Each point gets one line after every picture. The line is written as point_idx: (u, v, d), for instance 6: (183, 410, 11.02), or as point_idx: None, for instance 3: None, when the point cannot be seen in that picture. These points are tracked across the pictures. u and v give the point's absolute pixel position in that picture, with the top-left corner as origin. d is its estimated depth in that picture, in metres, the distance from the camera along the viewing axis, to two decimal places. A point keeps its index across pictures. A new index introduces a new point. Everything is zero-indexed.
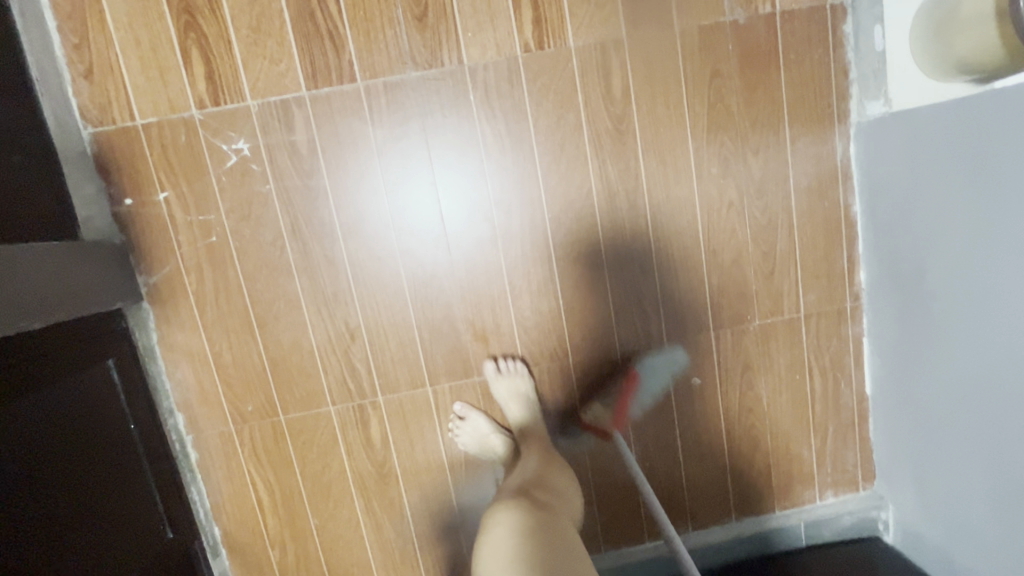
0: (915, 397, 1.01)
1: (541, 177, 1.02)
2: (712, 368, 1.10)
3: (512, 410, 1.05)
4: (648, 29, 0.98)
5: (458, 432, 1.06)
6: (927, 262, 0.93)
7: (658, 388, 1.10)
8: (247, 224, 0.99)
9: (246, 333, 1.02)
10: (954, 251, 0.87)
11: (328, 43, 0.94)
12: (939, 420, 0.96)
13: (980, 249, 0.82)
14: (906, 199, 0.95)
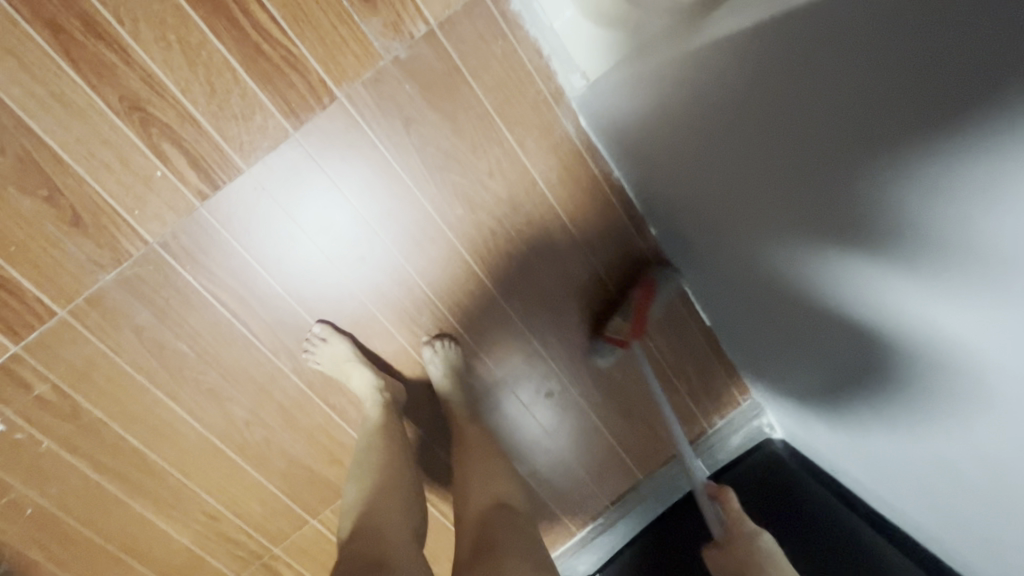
0: (744, 324, 1.02)
1: (298, 302, 0.96)
2: (556, 373, 1.11)
3: (445, 388, 1.03)
4: (315, 111, 0.88)
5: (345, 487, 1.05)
6: (693, 208, 0.91)
7: (513, 414, 1.12)
8: (47, 483, 0.95)
9: (120, 565, 1.03)
10: (712, 199, 0.84)
11: (0, 291, 0.86)
12: (763, 339, 0.99)
13: (732, 197, 0.80)
14: (663, 164, 0.90)
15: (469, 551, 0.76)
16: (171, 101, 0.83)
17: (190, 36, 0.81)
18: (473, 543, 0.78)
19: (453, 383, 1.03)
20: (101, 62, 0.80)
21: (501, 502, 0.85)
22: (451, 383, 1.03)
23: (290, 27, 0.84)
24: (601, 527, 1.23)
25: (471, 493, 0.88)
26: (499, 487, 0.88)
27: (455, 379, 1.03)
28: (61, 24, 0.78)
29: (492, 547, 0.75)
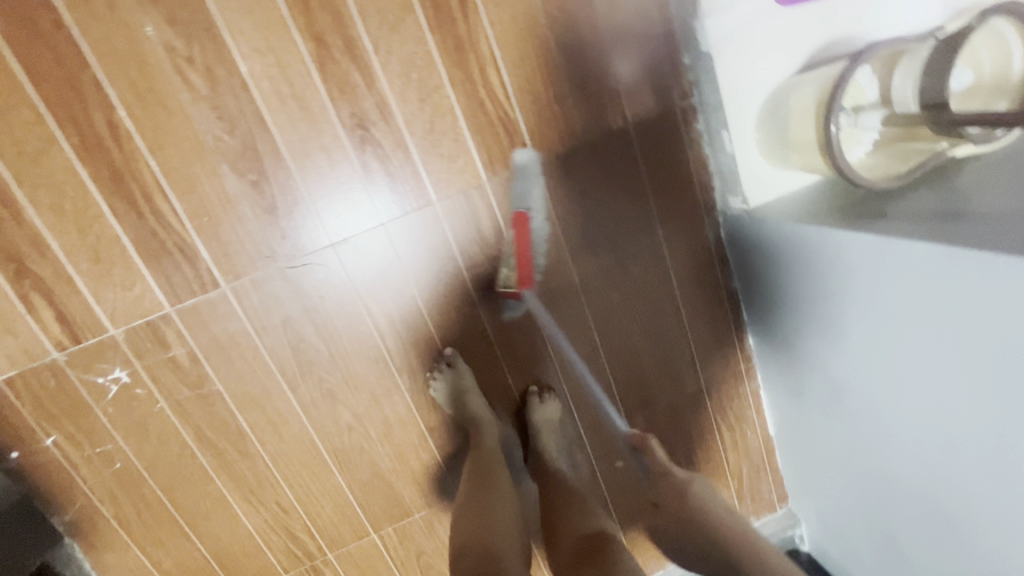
0: (809, 448, 1.12)
1: (435, 330, 1.02)
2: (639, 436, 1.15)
3: (542, 438, 1.05)
4: (508, 168, 0.97)
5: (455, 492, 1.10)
6: (793, 341, 1.03)
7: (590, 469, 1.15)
8: (146, 442, 0.96)
9: (181, 538, 1.02)
10: (817, 340, 0.96)
11: (179, 255, 0.89)
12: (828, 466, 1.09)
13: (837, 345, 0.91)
14: (786, 289, 0.98)
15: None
16: (392, 127, 0.91)
17: (429, 79, 0.90)
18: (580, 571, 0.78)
19: (549, 437, 1.06)
20: (346, 79, 0.87)
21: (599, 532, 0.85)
22: (549, 436, 1.05)
23: (514, 93, 0.94)
24: None
25: (568, 518, 0.89)
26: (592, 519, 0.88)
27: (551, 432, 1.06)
28: (326, 40, 0.86)
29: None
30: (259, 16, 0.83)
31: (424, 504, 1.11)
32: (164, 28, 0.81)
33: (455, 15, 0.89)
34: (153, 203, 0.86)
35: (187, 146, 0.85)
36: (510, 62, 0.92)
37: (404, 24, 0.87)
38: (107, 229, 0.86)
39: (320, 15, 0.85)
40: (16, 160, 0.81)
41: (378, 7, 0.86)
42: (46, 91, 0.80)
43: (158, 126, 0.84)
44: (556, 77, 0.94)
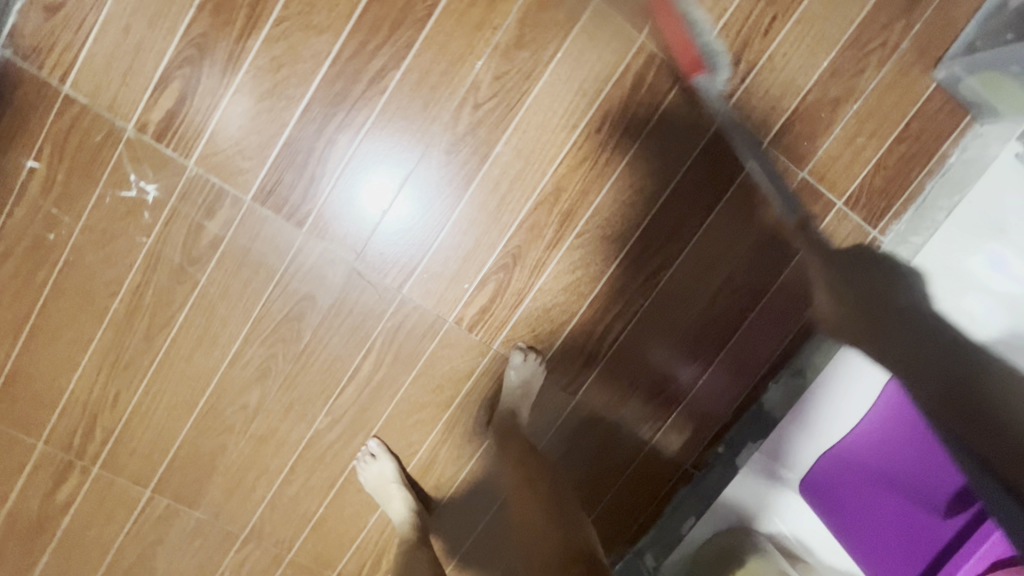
0: None
1: (384, 417, 1.00)
2: None
3: (457, 532, 1.05)
4: (557, 381, 1.03)
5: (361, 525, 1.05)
6: None
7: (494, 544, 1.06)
8: (94, 249, 0.86)
9: (7, 332, 0.88)
10: None
11: (302, 182, 0.88)
12: None
13: None
14: None
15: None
16: (526, 280, 0.96)
17: (583, 285, 0.98)
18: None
19: (447, 540, 1.05)
20: (542, 227, 0.94)
21: (576, 556, 0.78)
22: (441, 546, 1.06)
23: (614, 349, 1.02)
24: None
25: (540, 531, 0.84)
26: (562, 538, 0.82)
27: (448, 546, 1.06)
28: (561, 193, 0.93)
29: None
30: (547, 135, 0.90)
31: (211, 515, 1.01)
32: (488, 72, 0.86)
33: (640, 274, 0.98)
34: (335, 139, 0.86)
35: (405, 138, 0.88)
36: (633, 332, 1.02)
37: (613, 243, 0.96)
38: (287, 112, 0.84)
39: (577, 178, 0.92)
40: (297, 12, 0.81)
41: (610, 217, 0.95)
42: (375, 9, 0.83)
43: (407, 106, 0.87)
44: (645, 371, 1.04)
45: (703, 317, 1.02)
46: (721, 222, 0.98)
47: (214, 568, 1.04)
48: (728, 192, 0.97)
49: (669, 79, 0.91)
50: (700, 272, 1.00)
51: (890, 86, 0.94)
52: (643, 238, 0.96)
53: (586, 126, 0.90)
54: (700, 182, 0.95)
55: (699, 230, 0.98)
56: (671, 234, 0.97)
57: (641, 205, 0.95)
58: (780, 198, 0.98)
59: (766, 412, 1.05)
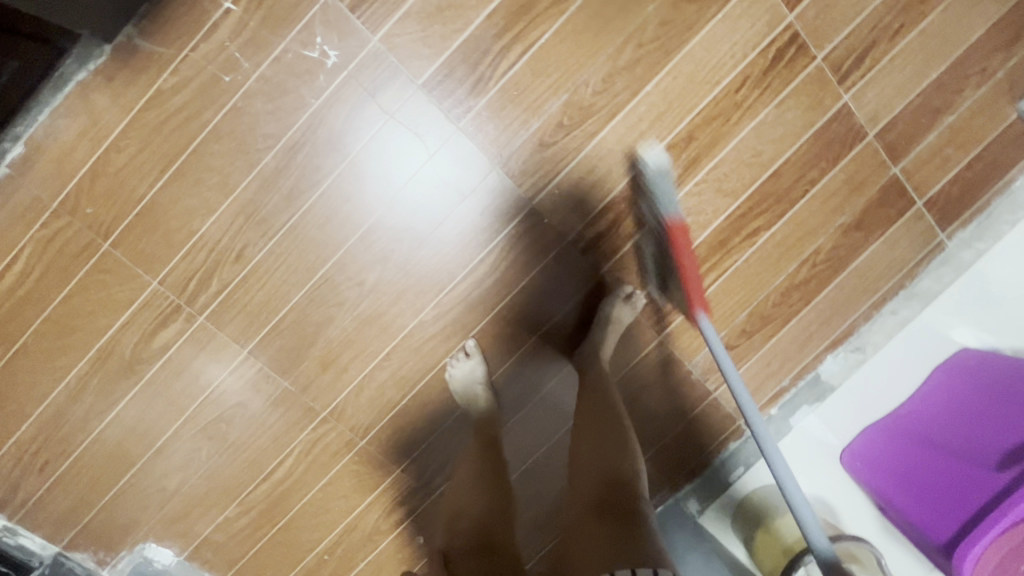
0: None
1: (486, 321, 1.05)
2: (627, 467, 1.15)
3: (527, 444, 1.10)
4: (647, 317, 1.10)
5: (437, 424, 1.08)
6: None
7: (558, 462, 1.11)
8: (263, 100, 0.90)
9: (157, 163, 0.91)
10: None
11: (471, 78, 0.94)
12: None
13: None
14: None
15: (609, 531, 0.73)
16: (643, 216, 1.04)
17: (691, 231, 1.06)
18: (608, 523, 0.75)
19: (517, 449, 1.10)
20: (667, 169, 1.03)
21: (616, 480, 0.82)
22: (511, 453, 1.10)
23: (704, 297, 1.10)
24: None
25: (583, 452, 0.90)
26: (609, 459, 0.86)
27: (516, 455, 1.10)
28: (692, 140, 1.02)
29: (633, 535, 0.72)
30: (692, 85, 0.99)
31: (299, 387, 1.03)
32: (655, 17, 0.96)
33: (741, 231, 1.08)
34: (511, 45, 0.93)
35: (570, 60, 0.95)
36: (723, 285, 1.10)
37: (725, 197, 1.05)
38: (474, 12, 0.92)
39: (709, 130, 1.02)
40: None
41: (726, 172, 1.04)
42: None
43: (579, 31, 0.95)
44: (727, 324, 1.11)
45: (787, 283, 1.11)
46: (820, 199, 1.08)
47: (286, 442, 1.05)
48: (831, 172, 1.07)
49: (805, 59, 1.01)
50: (794, 240, 1.09)
51: (982, 106, 1.08)
52: (752, 198, 1.06)
53: (727, 84, 1.00)
54: (810, 158, 1.06)
55: (799, 201, 1.08)
56: (775, 199, 1.07)
57: (757, 168, 1.05)
58: (873, 187, 1.09)
59: (822, 380, 1.14)
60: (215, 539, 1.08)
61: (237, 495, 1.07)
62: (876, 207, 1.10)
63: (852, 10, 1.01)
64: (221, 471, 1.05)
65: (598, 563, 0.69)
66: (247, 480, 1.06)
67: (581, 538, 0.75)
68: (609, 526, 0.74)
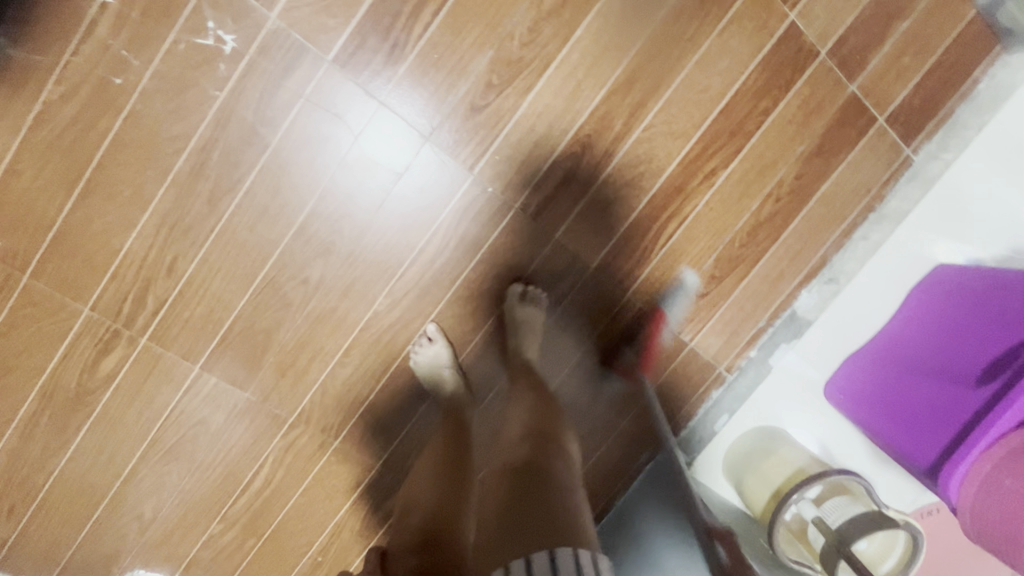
0: None
1: (443, 303, 1.00)
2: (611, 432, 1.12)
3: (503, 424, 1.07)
4: (611, 276, 1.06)
5: (409, 414, 1.05)
6: None
7: None
8: (162, 99, 0.83)
9: (62, 184, 0.84)
10: None
11: (386, 46, 0.87)
12: None
13: None
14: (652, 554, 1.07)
15: (513, 487, 0.68)
16: (593, 171, 0.99)
17: (644, 181, 1.01)
18: (514, 480, 0.70)
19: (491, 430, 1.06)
20: (611, 118, 0.97)
21: (535, 438, 0.79)
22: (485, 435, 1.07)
23: (667, 248, 1.05)
24: None
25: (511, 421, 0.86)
26: (535, 423, 0.82)
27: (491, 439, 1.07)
28: (633, 84, 0.96)
29: (536, 490, 0.67)
30: (625, 24, 0.93)
31: (261, 397, 1.00)
32: None
33: (698, 174, 1.02)
34: (421, 4, 0.86)
35: (490, 11, 0.88)
36: (686, 232, 1.05)
37: (676, 140, 1.00)
38: None
39: (649, 70, 0.95)
40: None
41: (675, 112, 0.98)
42: None
43: None
44: (694, 272, 1.07)
45: (752, 222, 1.06)
46: (776, 129, 1.03)
47: (257, 453, 1.02)
48: (785, 98, 1.01)
49: None
50: (754, 176, 1.04)
51: (936, 6, 1.01)
52: (704, 137, 1.00)
53: (662, 17, 0.93)
54: (761, 86, 1.00)
55: (755, 134, 1.02)
56: (729, 135, 1.01)
57: (706, 104, 0.99)
58: (830, 109, 1.03)
59: (798, 316, 1.11)
60: (202, 559, 1.05)
61: (216, 513, 1.04)
62: (836, 130, 1.04)
63: None
64: (197, 490, 1.02)
65: (495, 518, 0.65)
66: (224, 497, 1.03)
67: (488, 496, 0.71)
68: (515, 483, 0.69)
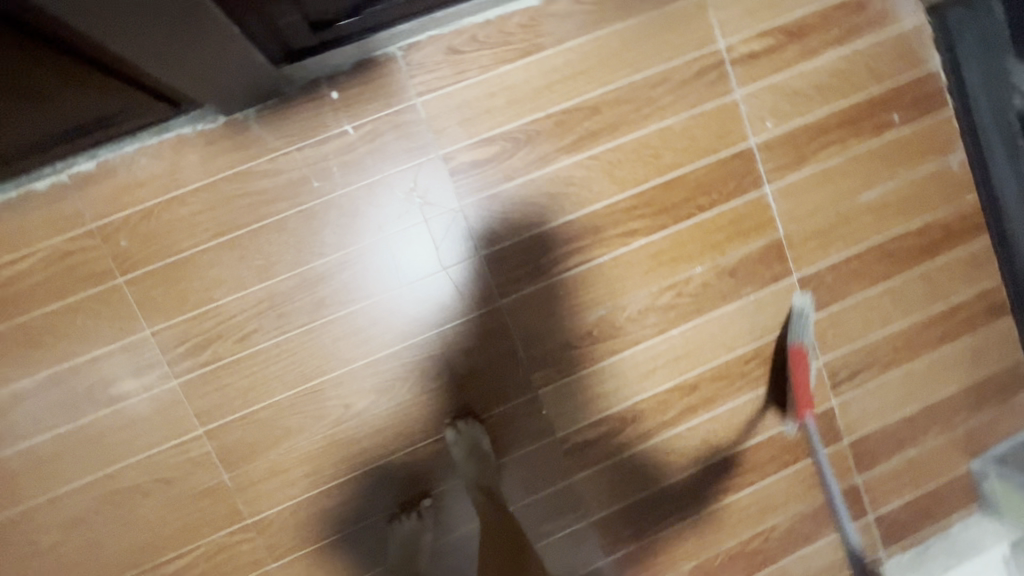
0: None
1: (451, 484, 1.03)
2: None
3: None
4: (601, 536, 1.09)
5: (361, 567, 1.01)
6: None
7: None
8: (339, 214, 0.94)
9: (213, 229, 0.91)
10: None
11: (528, 267, 1.01)
12: None
13: None
14: None
15: None
16: (630, 439, 1.08)
17: (667, 468, 1.10)
18: None
19: None
20: (666, 405, 1.08)
21: None
22: None
23: (658, 533, 1.11)
24: None
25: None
26: None
27: None
28: (695, 390, 1.09)
29: None
30: (711, 344, 1.08)
31: (237, 485, 0.97)
32: (699, 277, 1.06)
33: (711, 484, 1.12)
34: (571, 253, 1.02)
35: (616, 284, 1.04)
36: (679, 528, 1.12)
37: (707, 449, 1.11)
38: (552, 215, 1.01)
39: (713, 386, 1.09)
40: (605, 161, 1.01)
41: (716, 428, 1.11)
42: (656, 189, 1.03)
43: (634, 264, 1.04)
44: (670, 566, 1.12)
45: (735, 547, 1.14)
46: (787, 480, 1.14)
47: (197, 536, 0.97)
48: (803, 460, 1.15)
49: (811, 357, 1.12)
50: (753, 510, 1.14)
51: (941, 450, 1.19)
52: (730, 458, 1.12)
53: (740, 353, 1.09)
54: (789, 442, 1.14)
55: (768, 475, 1.14)
56: (749, 466, 1.12)
57: (742, 433, 1.12)
58: (833, 487, 1.17)
59: None
60: None
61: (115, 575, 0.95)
62: None
63: (859, 333, 1.13)
64: (111, 544, 0.95)
65: None
66: (135, 562, 0.96)
67: None
68: None
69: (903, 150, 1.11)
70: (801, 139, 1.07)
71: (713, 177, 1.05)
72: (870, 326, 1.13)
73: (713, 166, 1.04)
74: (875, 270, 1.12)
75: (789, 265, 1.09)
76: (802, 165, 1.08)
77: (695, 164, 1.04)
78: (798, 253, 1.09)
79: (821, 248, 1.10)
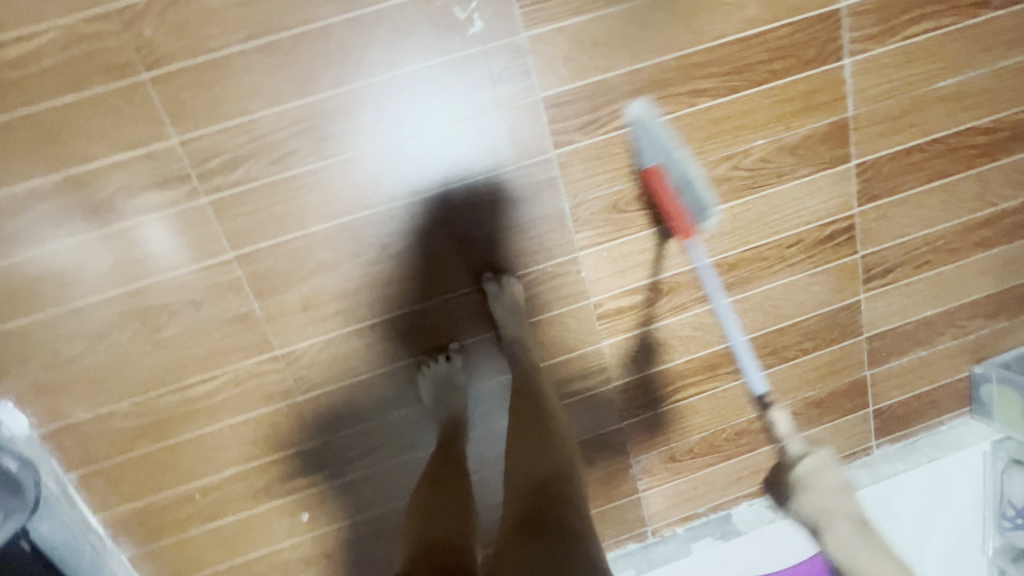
0: None
1: (483, 335, 1.02)
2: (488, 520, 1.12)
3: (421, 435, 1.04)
4: (620, 400, 1.12)
5: (389, 405, 1.03)
6: None
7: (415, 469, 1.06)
8: (390, 29, 0.85)
9: (250, 29, 0.82)
10: None
11: (587, 117, 0.94)
12: None
13: None
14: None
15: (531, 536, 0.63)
16: (664, 310, 1.07)
17: (693, 342, 1.11)
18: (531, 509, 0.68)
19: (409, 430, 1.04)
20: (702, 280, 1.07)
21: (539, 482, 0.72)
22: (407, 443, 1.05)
23: (675, 405, 1.14)
24: (98, 544, 1.00)
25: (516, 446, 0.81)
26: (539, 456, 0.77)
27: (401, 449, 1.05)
28: (732, 269, 1.07)
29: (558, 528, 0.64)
30: (757, 222, 1.05)
31: (266, 314, 0.94)
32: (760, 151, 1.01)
33: (732, 363, 1.13)
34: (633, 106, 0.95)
35: None
36: (693, 401, 1.14)
37: None
38: (620, 62, 0.92)
39: (750, 266, 1.08)
40: (683, 5, 0.92)
41: (745, 308, 1.10)
42: (731, 45, 0.95)
43: (696, 128, 0.98)
44: (680, 437, 1.16)
45: (743, 425, 1.18)
46: (804, 367, 1.17)
47: (223, 361, 0.96)
48: (823, 350, 1.16)
49: (851, 248, 1.10)
50: None
51: (951, 355, 1.22)
52: (753, 339, 1.13)
53: (784, 236, 1.07)
54: (813, 330, 1.15)
55: (788, 361, 1.16)
56: (770, 349, 1.14)
57: (770, 317, 1.12)
58: (846, 378, 1.19)
59: (732, 521, 1.22)
60: (92, 425, 0.95)
61: (141, 391, 0.95)
62: (839, 396, 1.20)
63: (903, 230, 1.11)
64: (136, 359, 0.93)
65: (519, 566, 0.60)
66: (160, 381, 0.95)
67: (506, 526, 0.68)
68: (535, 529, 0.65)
69: (992, 36, 1.03)
70: (892, 7, 0.98)
71: (793, 40, 0.96)
72: (912, 223, 1.11)
73: (797, 26, 0.96)
74: (932, 166, 1.08)
75: (850, 149, 1.04)
76: (888, 38, 1.00)
77: (779, 22, 0.95)
78: (861, 137, 1.04)
79: (886, 135, 1.05)
